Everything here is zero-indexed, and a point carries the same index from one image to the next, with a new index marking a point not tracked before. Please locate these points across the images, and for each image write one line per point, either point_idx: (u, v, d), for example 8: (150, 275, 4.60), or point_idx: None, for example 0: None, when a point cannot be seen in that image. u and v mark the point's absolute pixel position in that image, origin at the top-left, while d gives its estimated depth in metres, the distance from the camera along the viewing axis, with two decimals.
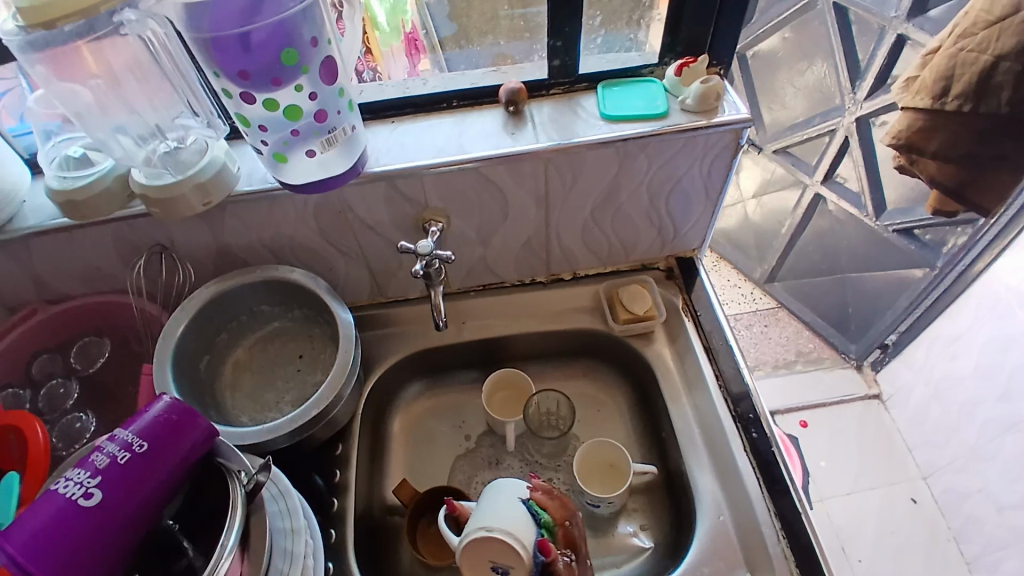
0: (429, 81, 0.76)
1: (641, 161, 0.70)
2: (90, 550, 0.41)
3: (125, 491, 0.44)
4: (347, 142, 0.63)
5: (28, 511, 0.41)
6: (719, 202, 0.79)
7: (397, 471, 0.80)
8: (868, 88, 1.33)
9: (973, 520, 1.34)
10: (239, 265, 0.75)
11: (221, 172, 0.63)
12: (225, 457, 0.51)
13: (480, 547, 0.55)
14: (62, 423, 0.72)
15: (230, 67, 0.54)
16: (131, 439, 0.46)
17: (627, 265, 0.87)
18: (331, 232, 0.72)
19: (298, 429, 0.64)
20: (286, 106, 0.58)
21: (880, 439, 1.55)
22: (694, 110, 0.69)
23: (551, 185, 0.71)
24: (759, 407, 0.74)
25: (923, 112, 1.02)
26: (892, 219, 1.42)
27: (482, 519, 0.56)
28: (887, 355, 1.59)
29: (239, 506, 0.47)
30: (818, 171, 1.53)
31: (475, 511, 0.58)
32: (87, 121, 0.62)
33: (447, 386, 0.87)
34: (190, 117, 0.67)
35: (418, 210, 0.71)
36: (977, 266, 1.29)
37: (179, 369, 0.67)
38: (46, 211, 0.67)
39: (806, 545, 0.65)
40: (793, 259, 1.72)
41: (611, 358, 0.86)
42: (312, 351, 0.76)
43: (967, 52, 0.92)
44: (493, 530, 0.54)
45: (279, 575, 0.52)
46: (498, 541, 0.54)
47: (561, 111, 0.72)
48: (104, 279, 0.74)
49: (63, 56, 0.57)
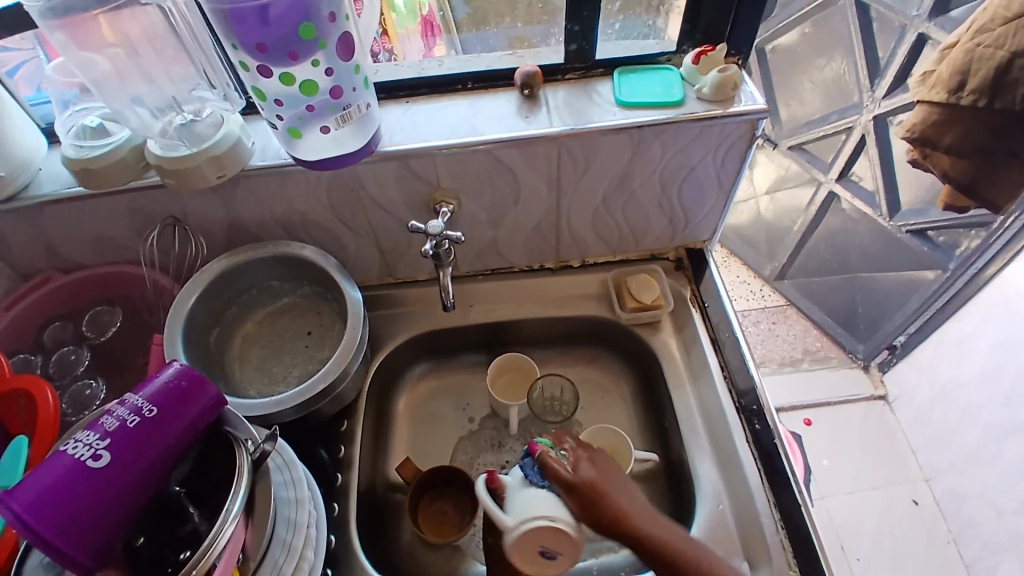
0: (444, 62, 0.76)
1: (655, 149, 0.70)
2: (97, 509, 0.42)
3: (134, 453, 0.45)
4: (362, 119, 0.64)
5: (38, 470, 0.42)
6: (731, 194, 0.78)
7: (400, 450, 0.81)
8: (887, 86, 1.31)
9: (974, 524, 1.34)
10: (251, 239, 0.76)
11: (236, 146, 0.63)
12: (233, 426, 0.52)
13: (536, 538, 0.55)
14: (72, 389, 0.73)
15: (248, 40, 0.54)
16: (141, 404, 0.47)
17: (637, 254, 0.87)
18: (343, 210, 0.72)
19: (304, 403, 0.64)
20: (302, 81, 0.58)
21: (883, 440, 1.55)
22: (710, 99, 0.68)
23: (563, 169, 0.71)
24: (763, 399, 0.73)
25: (939, 106, 1.01)
26: (905, 219, 1.41)
27: (534, 509, 0.56)
28: (894, 357, 1.58)
29: (246, 473, 0.47)
30: (832, 169, 1.52)
31: (509, 502, 0.57)
32: (106, 91, 0.63)
33: (452, 368, 0.87)
34: (206, 89, 0.67)
35: (430, 190, 0.71)
36: (989, 270, 1.28)
37: (190, 340, 0.68)
38: (61, 180, 0.68)
39: (805, 536, 0.65)
40: (803, 257, 1.71)
41: (617, 346, 0.86)
42: (320, 328, 0.76)
43: (983, 47, 0.91)
44: (557, 519, 0.55)
45: (283, 544, 0.53)
46: (563, 532, 0.55)
47: (577, 95, 0.71)
48: (117, 248, 0.75)
49: (81, 25, 0.58)
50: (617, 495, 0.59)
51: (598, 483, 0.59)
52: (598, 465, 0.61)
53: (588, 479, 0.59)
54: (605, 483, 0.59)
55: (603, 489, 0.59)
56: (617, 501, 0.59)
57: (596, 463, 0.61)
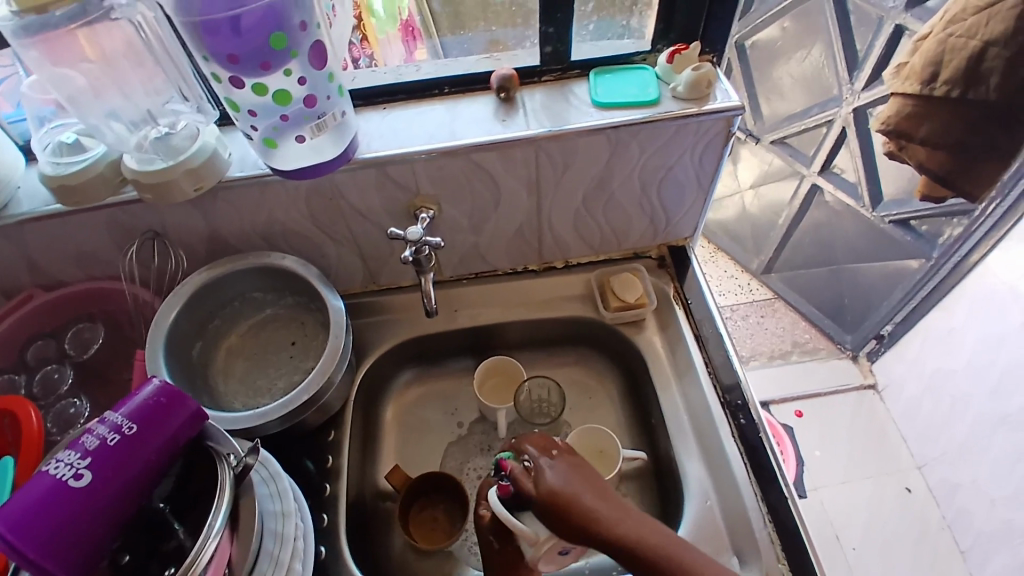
0: (423, 67, 0.76)
1: (633, 148, 0.70)
2: (78, 530, 0.42)
3: (115, 471, 0.44)
4: (337, 128, 0.64)
5: (19, 492, 0.41)
6: (710, 191, 0.79)
7: (389, 457, 0.81)
8: (865, 79, 1.32)
9: (965, 510, 1.35)
10: (232, 251, 0.75)
11: (212, 159, 0.63)
12: (214, 440, 0.52)
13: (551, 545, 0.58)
14: (57, 407, 0.73)
15: (219, 51, 0.53)
16: (121, 422, 0.47)
17: (620, 253, 0.87)
18: (323, 219, 0.72)
19: (288, 414, 0.64)
20: (275, 90, 0.58)
21: (874, 429, 1.56)
22: (685, 98, 0.69)
23: (542, 172, 0.71)
24: (748, 395, 0.74)
25: (914, 98, 1.02)
26: (888, 210, 1.42)
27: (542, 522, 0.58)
28: (882, 347, 1.60)
29: (228, 488, 0.47)
30: (815, 162, 1.53)
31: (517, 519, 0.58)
32: (80, 106, 0.63)
33: (440, 373, 0.87)
34: (179, 102, 0.67)
35: (410, 197, 0.71)
36: (972, 257, 1.29)
37: (172, 355, 0.68)
38: (40, 198, 0.67)
39: (792, 530, 0.66)
40: (790, 251, 1.72)
41: (603, 346, 0.86)
42: (305, 337, 0.76)
43: (956, 37, 0.92)
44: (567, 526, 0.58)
45: (269, 557, 0.52)
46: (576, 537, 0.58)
47: (553, 97, 0.72)
48: (98, 265, 0.74)
49: (56, 40, 0.57)
50: (584, 502, 0.56)
51: (559, 490, 0.57)
52: (565, 470, 0.59)
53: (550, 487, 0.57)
54: (571, 489, 0.57)
55: (567, 494, 0.56)
56: (585, 508, 0.55)
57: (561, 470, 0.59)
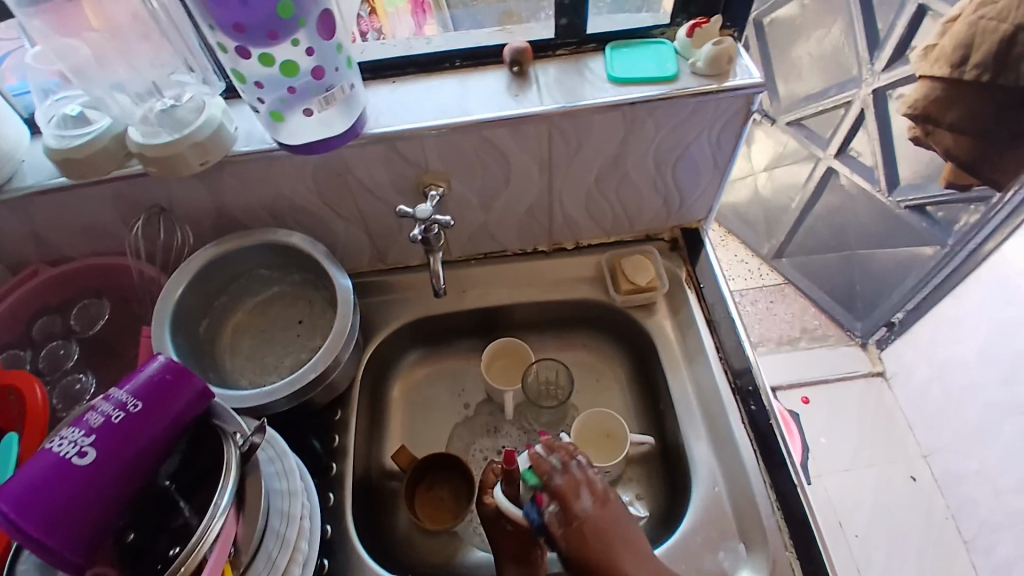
0: (433, 40, 0.73)
1: (649, 127, 0.68)
2: (83, 508, 0.41)
3: (119, 450, 0.44)
4: (346, 101, 0.62)
5: (23, 468, 0.41)
6: (727, 172, 0.77)
7: (396, 436, 0.81)
8: (886, 59, 1.29)
9: (970, 500, 1.35)
10: (238, 227, 0.74)
11: (217, 133, 0.62)
12: (221, 419, 0.51)
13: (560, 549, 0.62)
14: (62, 383, 0.72)
15: (224, 20, 0.52)
16: (126, 399, 0.46)
17: (632, 235, 0.85)
18: (330, 196, 0.71)
19: (296, 392, 0.63)
20: (282, 61, 0.56)
21: (881, 416, 1.55)
22: (704, 74, 0.67)
23: (555, 149, 0.69)
24: (759, 380, 0.72)
25: (942, 82, 0.99)
26: (904, 195, 1.39)
27: None
28: (892, 334, 1.58)
29: (234, 467, 0.47)
30: (832, 144, 1.49)
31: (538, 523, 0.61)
32: (86, 78, 0.61)
33: (446, 353, 0.86)
34: (185, 73, 0.66)
35: (419, 174, 0.70)
36: (987, 246, 1.26)
37: (178, 332, 0.67)
38: (45, 171, 0.66)
39: (800, 517, 0.65)
40: (802, 235, 1.69)
41: (613, 328, 0.85)
42: (312, 315, 0.75)
43: (988, 19, 0.89)
44: None
45: (276, 536, 0.52)
46: None
47: (567, 72, 0.70)
48: (104, 239, 0.73)
49: (61, 8, 0.57)
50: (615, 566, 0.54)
51: (593, 552, 0.54)
52: (599, 526, 0.55)
53: (581, 541, 0.55)
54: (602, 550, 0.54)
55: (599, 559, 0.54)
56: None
57: (596, 529, 0.55)
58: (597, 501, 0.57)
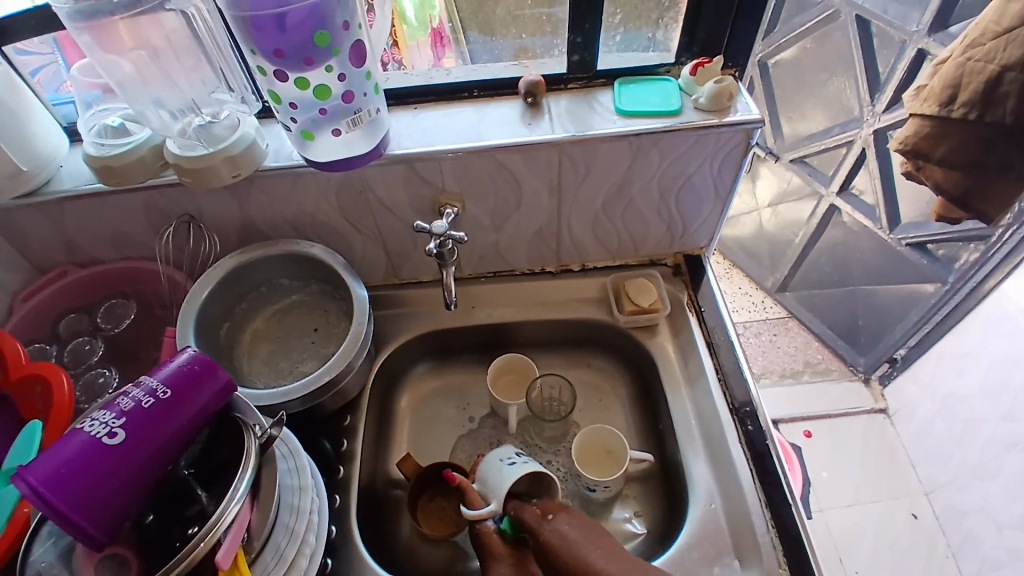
0: (452, 71, 0.79)
1: (653, 156, 0.72)
2: (108, 486, 0.44)
3: (147, 432, 0.47)
4: (371, 123, 0.66)
5: (55, 447, 0.44)
6: (728, 202, 0.80)
7: (402, 445, 0.83)
8: (886, 101, 1.33)
9: (972, 538, 1.35)
10: (262, 238, 0.78)
11: (250, 148, 0.66)
12: (241, 412, 0.54)
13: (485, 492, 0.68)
14: (86, 377, 0.74)
15: (266, 46, 0.56)
16: (156, 387, 0.49)
17: (636, 260, 0.89)
18: (352, 212, 0.75)
19: (310, 394, 0.66)
20: (316, 85, 0.61)
21: (884, 452, 1.56)
22: (706, 109, 0.71)
23: (564, 175, 0.73)
24: (756, 401, 0.76)
25: (930, 119, 1.03)
26: (905, 233, 1.42)
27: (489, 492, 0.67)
28: (895, 369, 1.60)
29: (252, 457, 0.50)
30: (834, 181, 1.53)
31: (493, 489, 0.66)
32: (130, 93, 0.65)
33: (453, 368, 0.89)
34: (225, 92, 0.70)
35: (435, 193, 0.74)
36: (988, 284, 1.29)
37: (201, 333, 0.70)
38: (80, 177, 0.71)
39: (795, 540, 0.67)
40: (805, 269, 1.73)
41: (614, 349, 0.88)
42: (327, 324, 0.79)
43: (975, 61, 0.93)
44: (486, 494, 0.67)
45: (286, 529, 0.55)
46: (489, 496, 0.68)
47: (578, 104, 0.74)
48: (134, 244, 0.77)
49: (107, 29, 0.60)
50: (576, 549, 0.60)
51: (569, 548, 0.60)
52: (578, 529, 0.62)
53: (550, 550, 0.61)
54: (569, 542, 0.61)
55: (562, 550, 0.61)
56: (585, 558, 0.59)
57: (560, 531, 0.62)
58: (561, 513, 0.64)
